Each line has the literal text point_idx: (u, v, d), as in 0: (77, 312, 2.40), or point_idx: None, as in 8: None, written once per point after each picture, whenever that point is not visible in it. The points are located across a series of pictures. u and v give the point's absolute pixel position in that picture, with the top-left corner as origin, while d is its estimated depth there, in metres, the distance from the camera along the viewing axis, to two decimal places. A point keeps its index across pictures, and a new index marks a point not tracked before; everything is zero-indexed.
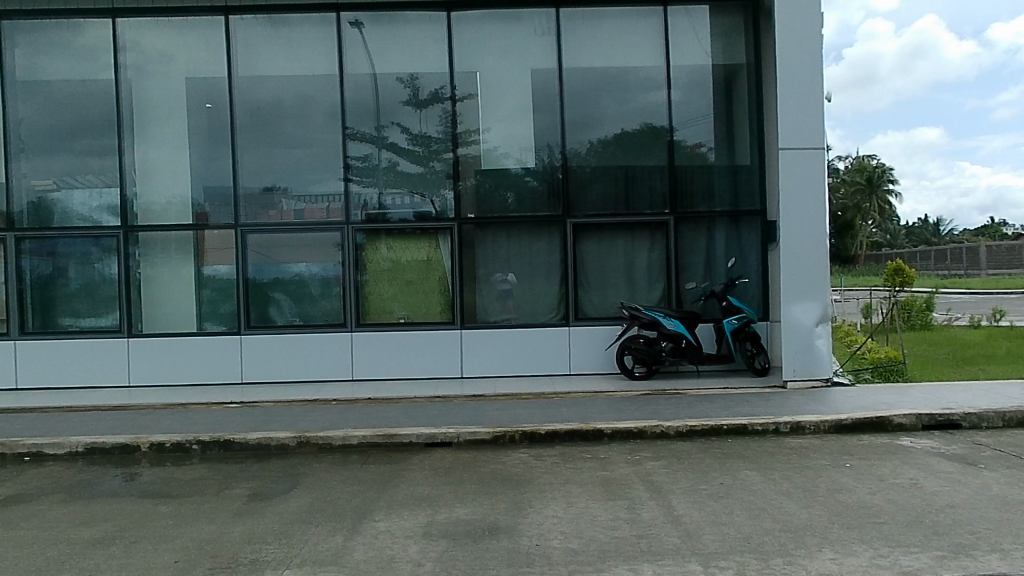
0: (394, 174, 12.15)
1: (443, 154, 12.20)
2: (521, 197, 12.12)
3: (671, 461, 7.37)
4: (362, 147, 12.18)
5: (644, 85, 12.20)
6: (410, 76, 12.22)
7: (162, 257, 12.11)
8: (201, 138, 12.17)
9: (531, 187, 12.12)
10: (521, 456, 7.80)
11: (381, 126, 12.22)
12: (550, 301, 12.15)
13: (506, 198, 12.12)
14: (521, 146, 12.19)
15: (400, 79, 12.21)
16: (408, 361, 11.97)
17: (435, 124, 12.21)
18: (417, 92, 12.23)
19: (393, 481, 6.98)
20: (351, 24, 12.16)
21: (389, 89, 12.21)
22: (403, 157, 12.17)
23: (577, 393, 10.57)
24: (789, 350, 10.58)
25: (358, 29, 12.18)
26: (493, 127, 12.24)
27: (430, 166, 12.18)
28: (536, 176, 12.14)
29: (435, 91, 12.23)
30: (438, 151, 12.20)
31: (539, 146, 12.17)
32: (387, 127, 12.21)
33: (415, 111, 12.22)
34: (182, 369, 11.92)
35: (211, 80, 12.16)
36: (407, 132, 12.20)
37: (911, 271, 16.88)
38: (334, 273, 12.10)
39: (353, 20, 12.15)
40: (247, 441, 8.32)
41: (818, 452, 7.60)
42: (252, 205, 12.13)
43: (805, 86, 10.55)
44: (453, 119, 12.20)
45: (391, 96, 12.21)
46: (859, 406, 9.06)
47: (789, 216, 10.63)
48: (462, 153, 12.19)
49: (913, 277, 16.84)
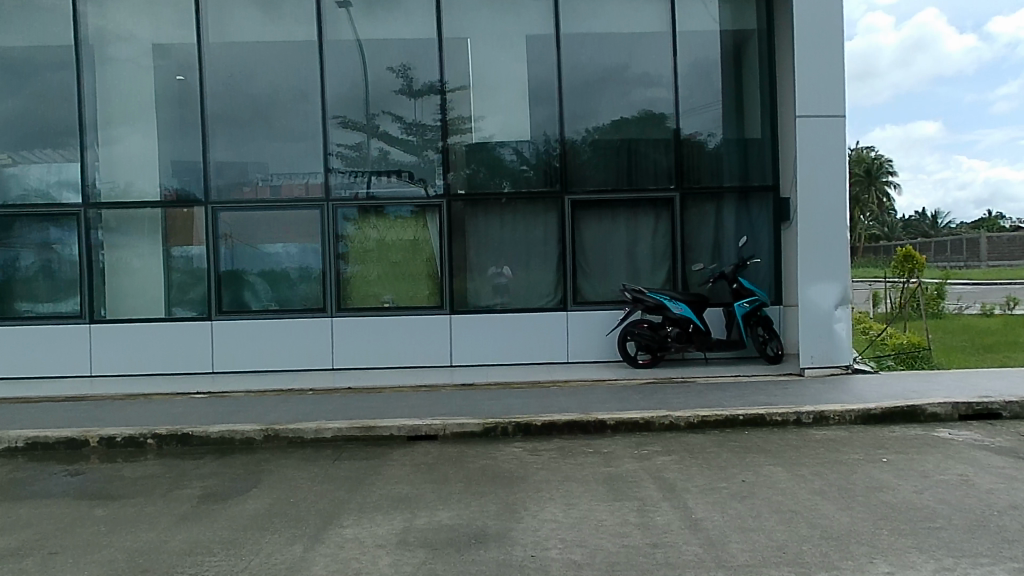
0: (384, 162, 11.26)
1: (436, 144, 11.29)
2: (517, 185, 11.24)
3: (683, 456, 6.53)
4: (351, 135, 11.29)
5: (649, 54, 11.33)
6: (401, 66, 11.32)
7: (126, 237, 11.22)
8: (170, 111, 11.25)
9: (526, 177, 11.24)
10: (515, 450, 6.95)
11: (371, 114, 11.31)
12: (547, 287, 11.30)
13: (502, 185, 11.24)
14: (518, 135, 11.31)
15: (392, 69, 11.30)
16: (394, 349, 11.12)
17: (431, 113, 11.30)
18: (411, 82, 11.33)
19: (368, 479, 6.12)
20: (339, 4, 11.28)
21: (378, 66, 11.29)
22: (395, 146, 11.28)
23: (576, 381, 9.74)
24: (806, 335, 9.73)
25: (346, 9, 11.28)
26: (488, 115, 11.35)
27: (423, 155, 11.27)
28: (532, 165, 11.26)
29: (430, 82, 11.32)
30: (434, 140, 11.29)
31: (535, 135, 11.30)
32: (379, 115, 11.30)
33: (409, 100, 11.32)
34: (149, 358, 11.03)
35: (180, 49, 11.24)
36: (400, 121, 11.31)
37: (923, 258, 16.11)
38: (314, 256, 11.22)
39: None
40: (207, 434, 7.45)
41: (848, 445, 6.77)
42: (224, 181, 11.22)
43: (824, 48, 9.70)
44: (447, 102, 11.32)
45: (380, 85, 11.30)
46: (887, 394, 8.23)
47: (809, 190, 9.75)
48: (456, 140, 11.31)
49: (924, 264, 16.20)
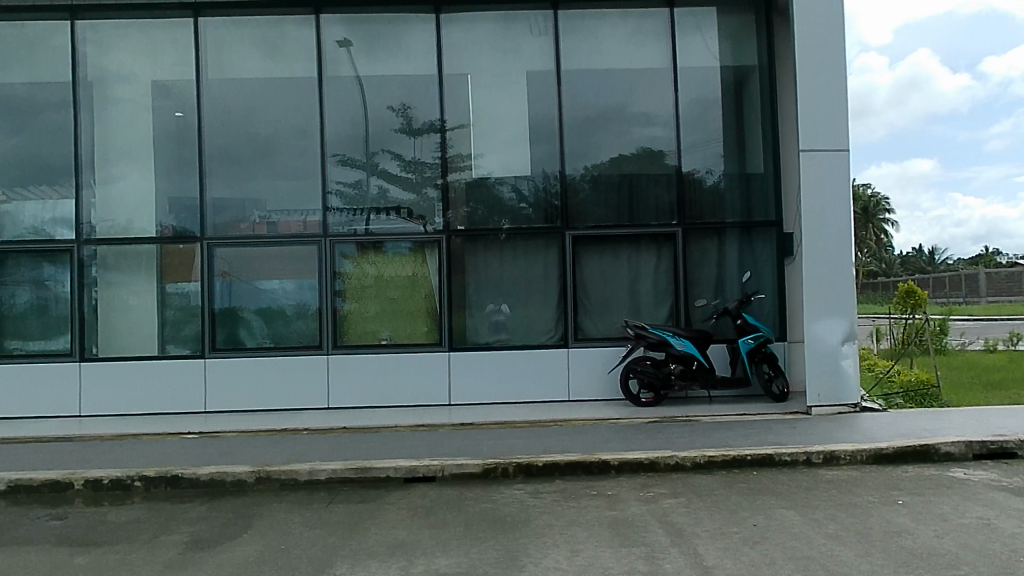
0: (383, 200, 11.14)
1: (435, 182, 11.19)
2: (517, 223, 11.11)
3: (691, 498, 6.28)
4: (350, 172, 11.19)
5: (649, 89, 11.29)
6: (401, 105, 11.26)
7: (120, 274, 11.04)
8: (166, 147, 11.15)
9: (525, 215, 11.12)
10: (516, 492, 6.70)
11: (371, 152, 11.22)
12: (548, 324, 11.11)
13: (501, 223, 11.11)
14: (518, 173, 11.21)
15: (391, 107, 11.24)
16: (391, 387, 10.89)
17: (430, 151, 11.23)
18: (410, 121, 11.26)
19: (362, 524, 5.87)
20: (339, 44, 11.25)
21: (378, 103, 11.24)
22: (394, 184, 11.18)
23: (578, 420, 9.50)
24: (812, 372, 9.52)
25: (346, 49, 11.26)
26: (488, 152, 11.26)
27: (422, 193, 11.17)
28: (531, 204, 11.15)
29: (430, 120, 11.26)
30: (433, 178, 11.20)
31: (535, 172, 11.20)
32: (379, 154, 11.21)
33: (409, 139, 11.25)
34: (141, 397, 10.79)
35: (178, 85, 11.18)
36: (399, 159, 11.22)
37: (926, 294, 16.02)
38: (311, 293, 11.04)
39: (340, 39, 11.24)
40: (197, 476, 7.20)
41: (861, 486, 6.52)
42: (220, 217, 11.09)
43: (825, 83, 9.66)
44: (446, 141, 11.25)
45: (380, 124, 11.23)
46: (898, 433, 8.00)
47: (814, 225, 9.65)
48: (456, 177, 11.20)
49: (926, 300, 16.06)
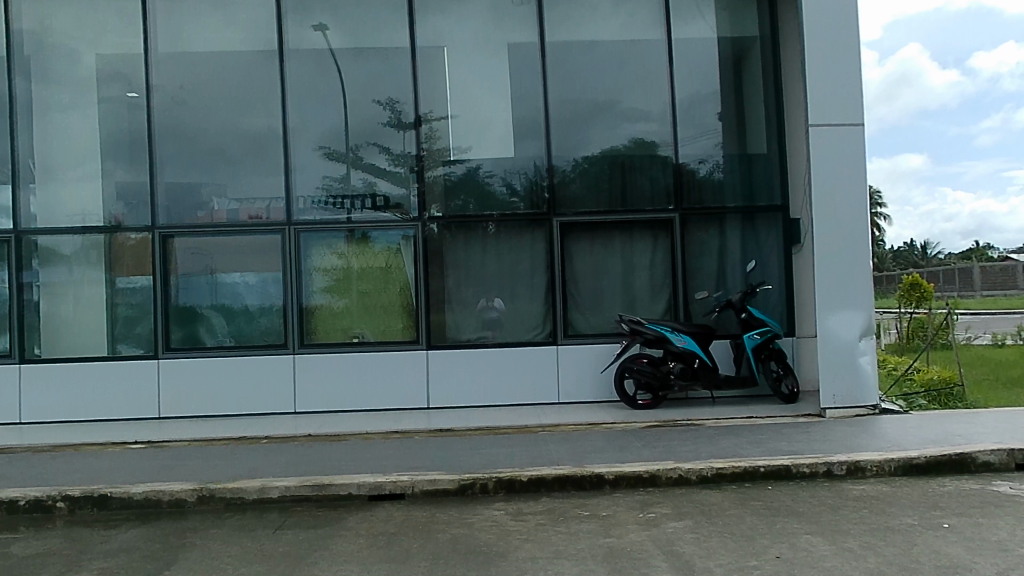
0: (367, 196, 10.18)
1: (415, 171, 10.20)
2: (504, 214, 10.16)
3: (699, 521, 5.37)
4: (331, 166, 10.21)
5: (643, 65, 10.35)
6: (389, 97, 10.27)
7: (66, 267, 10.05)
8: (113, 128, 10.14)
9: (516, 209, 10.18)
10: (495, 514, 5.77)
11: (353, 144, 10.24)
12: (536, 321, 10.17)
13: (486, 214, 10.16)
14: (505, 163, 10.24)
15: (377, 100, 10.27)
16: (363, 389, 9.95)
17: (417, 145, 10.23)
18: (400, 116, 10.27)
19: (310, 558, 4.93)
20: (314, 28, 10.27)
21: (354, 86, 10.26)
22: (382, 178, 10.20)
23: (568, 425, 8.58)
24: (827, 370, 8.63)
25: (322, 33, 10.28)
26: (474, 142, 10.28)
27: (411, 187, 10.19)
28: (522, 196, 10.20)
29: (419, 115, 10.26)
30: (415, 171, 10.20)
31: (524, 159, 10.24)
32: (362, 146, 10.24)
33: (396, 132, 10.26)
34: (88, 402, 9.82)
35: (126, 60, 10.17)
36: (387, 153, 10.24)
37: (929, 287, 15.21)
38: (275, 287, 10.08)
39: (316, 23, 10.27)
40: (128, 497, 6.24)
41: (896, 505, 5.63)
42: (176, 205, 10.11)
43: (836, 51, 8.75)
44: (429, 132, 10.26)
45: (366, 119, 10.26)
46: (928, 439, 7.11)
47: (826, 207, 8.71)
48: (439, 168, 10.22)
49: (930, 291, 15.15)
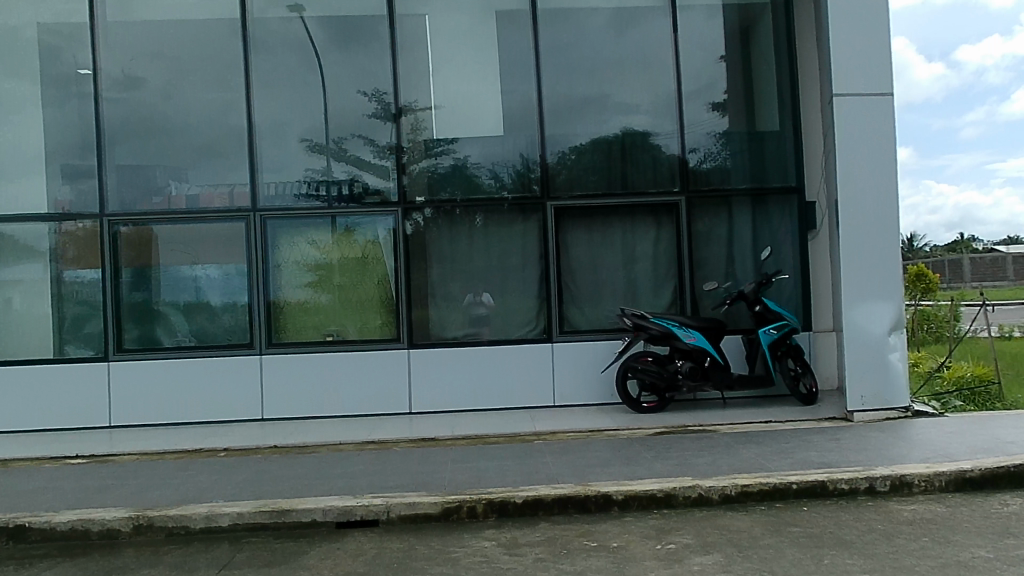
0: (341, 180, 9.21)
1: (394, 153, 9.23)
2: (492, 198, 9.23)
3: (730, 555, 4.48)
4: (300, 148, 9.23)
5: (644, 33, 9.41)
6: (365, 74, 9.29)
7: (4, 262, 9.04)
8: (55, 103, 9.11)
9: (507, 193, 9.25)
10: (485, 546, 4.86)
11: (324, 124, 9.27)
12: (529, 316, 9.24)
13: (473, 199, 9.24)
14: (493, 144, 9.30)
15: (354, 80, 9.29)
16: (337, 393, 9.00)
17: (397, 125, 9.26)
18: (379, 98, 9.29)
19: None
20: (291, 10, 9.24)
21: (326, 62, 9.27)
22: (358, 161, 9.24)
23: (566, 433, 7.67)
24: (854, 369, 7.76)
25: (299, 16, 9.25)
26: (459, 122, 9.34)
27: (393, 176, 9.22)
28: (513, 180, 9.27)
29: (400, 95, 9.30)
30: (394, 154, 9.23)
31: (514, 141, 9.30)
32: (336, 127, 9.27)
33: (374, 112, 9.28)
34: (29, 409, 8.83)
35: (69, 28, 9.12)
36: (370, 143, 9.25)
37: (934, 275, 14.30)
38: (240, 282, 9.11)
39: (291, 4, 9.23)
40: (52, 528, 5.29)
41: (959, 531, 4.75)
42: (128, 190, 9.11)
43: (860, 13, 7.86)
44: (411, 113, 9.31)
45: (339, 99, 9.28)
46: (977, 448, 6.24)
47: (852, 188, 7.83)
48: (421, 149, 9.27)
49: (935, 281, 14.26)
